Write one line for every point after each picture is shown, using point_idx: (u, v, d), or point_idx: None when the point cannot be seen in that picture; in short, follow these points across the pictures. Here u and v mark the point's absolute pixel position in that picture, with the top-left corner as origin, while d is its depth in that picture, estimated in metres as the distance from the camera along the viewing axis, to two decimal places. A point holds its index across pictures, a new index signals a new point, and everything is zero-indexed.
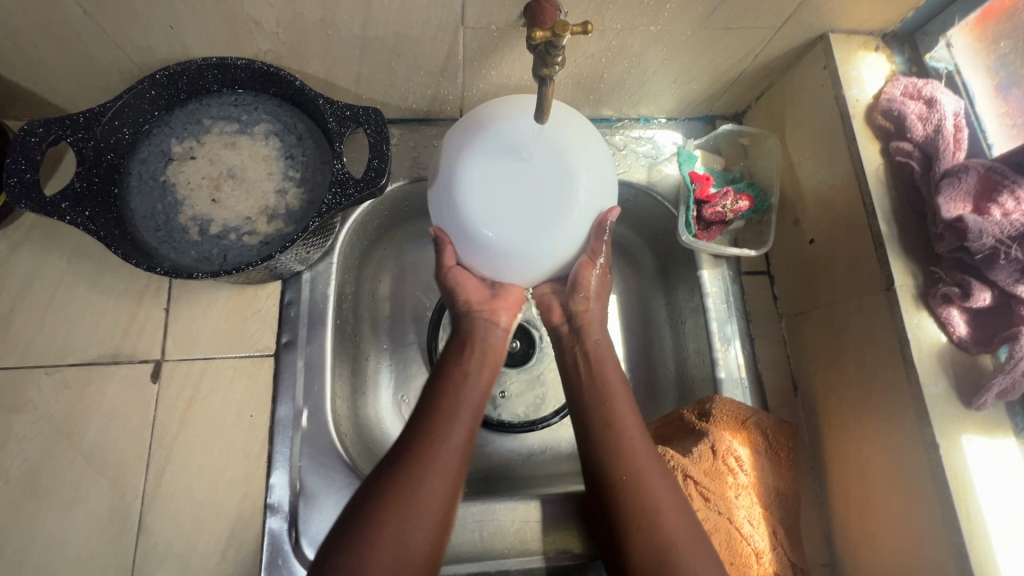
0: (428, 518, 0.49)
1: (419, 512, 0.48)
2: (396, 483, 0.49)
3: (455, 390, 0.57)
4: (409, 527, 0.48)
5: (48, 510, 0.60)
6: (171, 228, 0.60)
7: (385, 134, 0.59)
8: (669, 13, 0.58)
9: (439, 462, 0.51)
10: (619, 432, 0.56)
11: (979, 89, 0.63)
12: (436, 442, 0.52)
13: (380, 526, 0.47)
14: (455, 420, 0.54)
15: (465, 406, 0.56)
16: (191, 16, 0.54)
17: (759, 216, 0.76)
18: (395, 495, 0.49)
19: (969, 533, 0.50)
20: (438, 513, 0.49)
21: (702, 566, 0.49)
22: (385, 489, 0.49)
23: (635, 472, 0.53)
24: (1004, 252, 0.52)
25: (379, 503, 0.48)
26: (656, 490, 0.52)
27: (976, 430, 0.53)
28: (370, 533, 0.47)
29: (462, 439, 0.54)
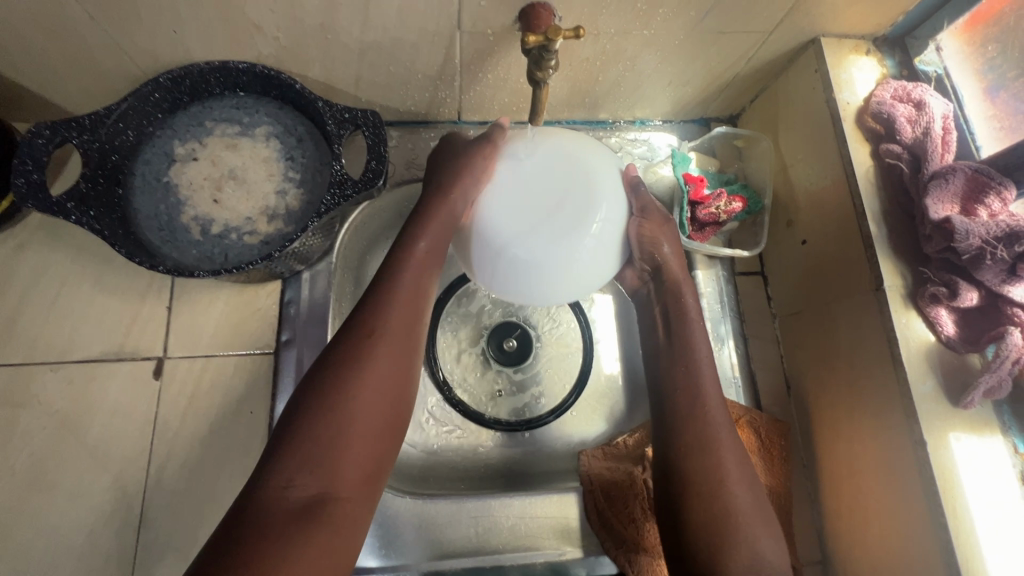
0: (391, 381, 0.48)
1: (383, 372, 0.47)
2: (358, 349, 0.48)
3: (416, 260, 0.54)
4: (369, 388, 0.46)
5: (52, 503, 0.61)
6: (174, 228, 0.61)
7: (383, 136, 0.60)
8: (662, 18, 0.59)
9: (393, 325, 0.50)
10: (703, 409, 0.56)
11: (969, 91, 0.64)
12: (394, 310, 0.50)
13: (344, 392, 0.45)
14: (417, 290, 0.53)
15: (425, 273, 0.55)
16: (193, 21, 0.56)
17: (753, 217, 0.76)
18: (359, 359, 0.47)
19: (956, 528, 0.51)
20: (398, 377, 0.48)
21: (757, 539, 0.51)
22: (349, 355, 0.47)
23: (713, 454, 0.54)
24: (991, 252, 0.52)
25: (344, 369, 0.46)
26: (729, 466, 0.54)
27: (963, 428, 0.54)
28: (341, 401, 0.45)
29: (420, 304, 0.53)
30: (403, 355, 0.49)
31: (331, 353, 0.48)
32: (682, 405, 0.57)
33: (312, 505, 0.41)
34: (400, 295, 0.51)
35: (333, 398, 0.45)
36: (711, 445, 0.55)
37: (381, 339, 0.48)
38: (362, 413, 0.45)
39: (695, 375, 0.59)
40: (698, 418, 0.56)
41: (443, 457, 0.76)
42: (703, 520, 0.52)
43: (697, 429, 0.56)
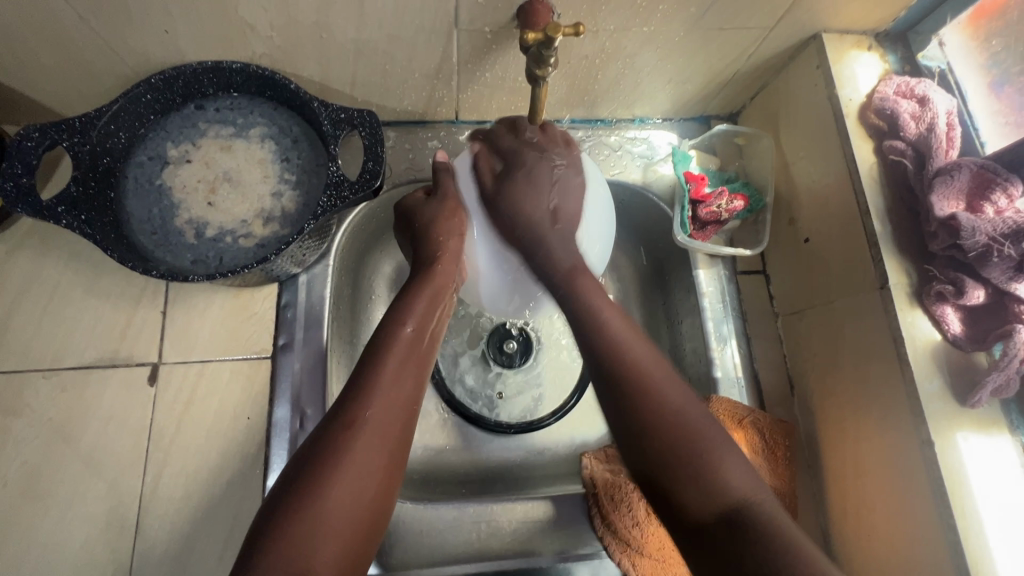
0: (375, 475, 0.46)
1: (367, 461, 0.46)
2: (341, 439, 0.46)
3: (404, 343, 0.54)
4: (360, 472, 0.45)
5: (46, 512, 0.60)
6: (167, 231, 0.60)
7: (379, 136, 0.59)
8: (662, 14, 0.58)
9: (385, 408, 0.49)
10: (616, 342, 0.54)
11: (974, 86, 0.63)
12: (378, 395, 0.49)
13: (324, 484, 0.44)
14: (406, 374, 0.52)
15: (416, 360, 0.54)
16: (185, 21, 0.55)
17: (755, 215, 0.76)
18: (340, 450, 0.46)
19: (964, 529, 0.50)
20: (380, 467, 0.47)
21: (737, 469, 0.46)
22: (331, 444, 0.46)
23: (697, 435, 0.48)
24: (997, 249, 0.52)
25: (325, 458, 0.45)
26: (714, 443, 0.47)
27: (971, 427, 0.53)
28: (319, 494, 0.43)
29: (408, 388, 0.52)
30: (391, 443, 0.48)
31: (312, 441, 0.47)
32: (598, 354, 0.54)
33: None
34: (385, 376, 0.51)
35: (312, 490, 0.43)
36: (645, 375, 0.51)
37: (365, 429, 0.47)
38: (342, 507, 0.44)
39: (588, 303, 0.57)
40: (623, 350, 0.53)
41: (442, 459, 0.75)
42: (668, 465, 0.47)
43: (621, 363, 0.52)
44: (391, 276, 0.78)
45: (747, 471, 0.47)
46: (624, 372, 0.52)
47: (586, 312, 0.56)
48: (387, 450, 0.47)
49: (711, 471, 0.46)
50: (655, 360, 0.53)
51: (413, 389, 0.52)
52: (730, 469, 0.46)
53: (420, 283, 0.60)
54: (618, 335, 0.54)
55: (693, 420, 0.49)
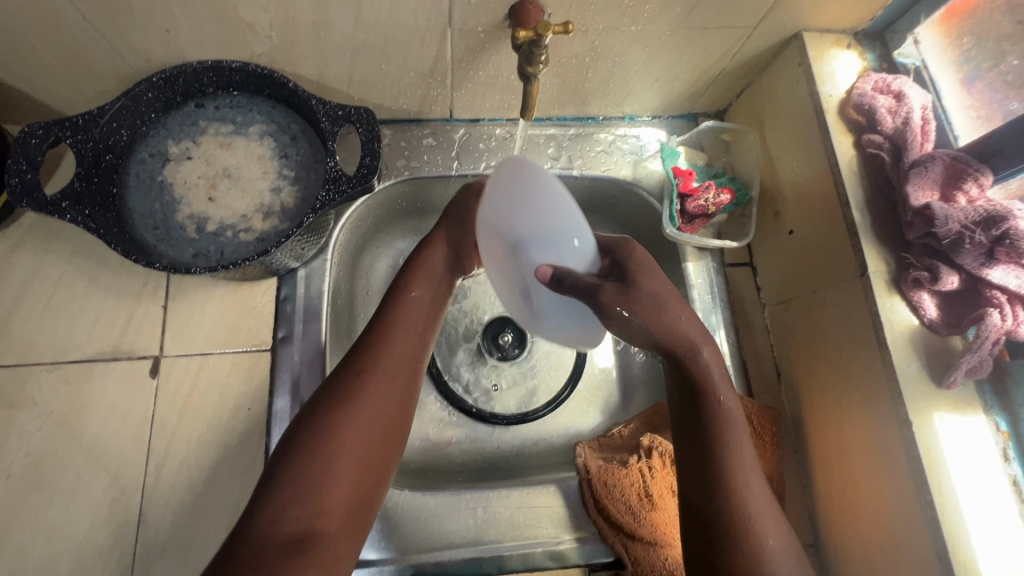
0: (383, 420, 0.50)
1: (375, 406, 0.49)
2: (350, 385, 0.50)
3: (412, 300, 0.57)
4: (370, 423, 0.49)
5: (50, 503, 0.61)
6: (169, 226, 0.61)
7: (376, 132, 0.61)
8: (648, 14, 0.60)
9: (395, 366, 0.52)
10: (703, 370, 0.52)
11: (947, 83, 0.65)
12: (389, 354, 0.52)
13: (334, 424, 0.47)
14: (411, 328, 0.55)
15: (422, 315, 0.57)
16: (186, 21, 0.56)
17: (742, 209, 0.78)
18: (351, 394, 0.49)
19: (941, 505, 0.52)
20: (387, 412, 0.50)
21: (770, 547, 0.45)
22: (342, 392, 0.49)
23: (738, 479, 0.48)
24: (969, 236, 0.54)
25: (337, 403, 0.48)
26: (740, 463, 0.49)
27: (947, 407, 0.55)
28: (333, 442, 0.46)
29: (415, 349, 0.55)
30: (397, 392, 0.51)
31: (324, 389, 0.50)
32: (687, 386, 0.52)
33: (301, 538, 0.42)
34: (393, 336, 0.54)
35: (325, 428, 0.47)
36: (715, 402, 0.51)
37: (373, 376, 0.50)
38: (351, 446, 0.47)
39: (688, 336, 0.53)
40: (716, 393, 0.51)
41: (439, 449, 0.76)
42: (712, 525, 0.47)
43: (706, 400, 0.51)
44: (386, 275, 0.81)
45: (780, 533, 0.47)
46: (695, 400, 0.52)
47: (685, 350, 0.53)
48: (394, 398, 0.51)
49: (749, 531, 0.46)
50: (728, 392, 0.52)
51: (418, 344, 0.55)
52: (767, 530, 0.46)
53: (422, 257, 0.61)
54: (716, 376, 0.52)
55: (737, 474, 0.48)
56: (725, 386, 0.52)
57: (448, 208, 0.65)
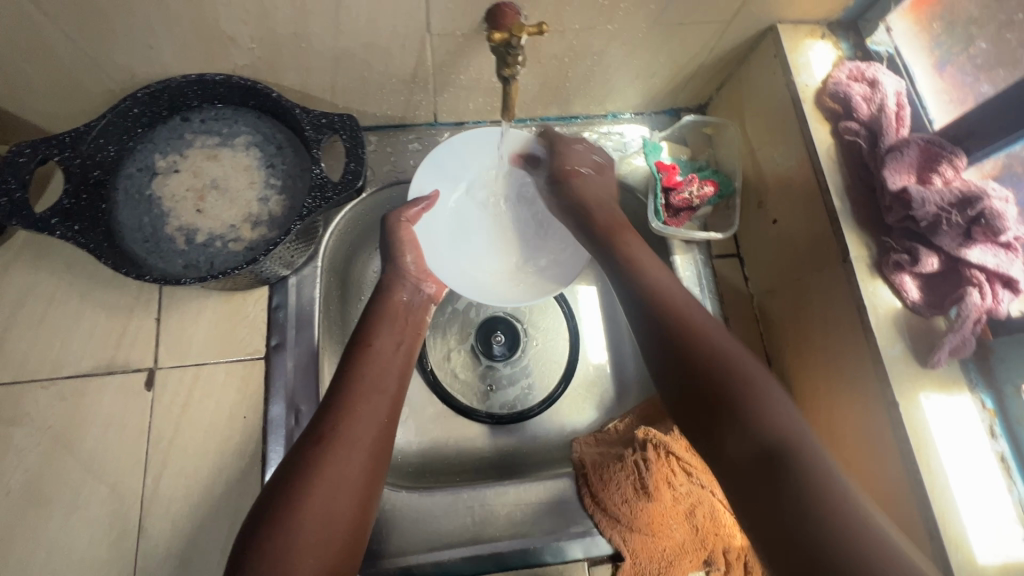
0: (349, 485, 0.50)
1: (341, 465, 0.50)
2: (315, 450, 0.50)
3: (375, 363, 0.59)
4: (334, 491, 0.49)
5: (50, 518, 0.61)
6: (158, 238, 0.62)
7: (360, 138, 0.62)
8: (624, 12, 0.61)
9: (364, 432, 0.53)
10: (656, 295, 0.60)
11: (921, 68, 0.66)
12: (353, 414, 0.53)
13: (302, 488, 0.48)
14: (375, 391, 0.56)
15: (388, 375, 0.59)
16: (168, 35, 0.57)
17: (726, 200, 0.79)
18: (313, 468, 0.49)
19: (930, 483, 0.53)
20: (353, 474, 0.50)
21: (778, 400, 0.50)
22: (303, 463, 0.49)
23: (697, 340, 0.55)
24: (946, 218, 0.55)
25: (301, 472, 0.49)
26: (718, 345, 0.55)
27: (932, 387, 0.56)
28: (294, 510, 0.47)
29: (385, 409, 0.56)
30: (364, 454, 0.52)
31: (290, 456, 0.51)
32: (643, 305, 0.60)
33: None
34: (354, 394, 0.55)
35: (291, 497, 0.47)
36: (686, 316, 0.58)
37: (335, 446, 0.51)
38: (319, 511, 0.47)
39: (631, 256, 0.65)
40: (671, 301, 0.59)
41: (437, 451, 0.77)
42: (724, 399, 0.51)
43: (664, 308, 0.59)
44: (377, 281, 0.82)
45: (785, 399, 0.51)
46: (661, 317, 0.58)
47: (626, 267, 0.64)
48: (359, 460, 0.51)
49: (755, 399, 0.50)
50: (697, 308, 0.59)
51: (387, 404, 0.56)
52: (774, 396, 0.51)
53: (378, 311, 0.65)
54: (659, 281, 0.62)
55: (725, 359, 0.53)
56: (677, 287, 0.61)
57: (395, 252, 0.69)
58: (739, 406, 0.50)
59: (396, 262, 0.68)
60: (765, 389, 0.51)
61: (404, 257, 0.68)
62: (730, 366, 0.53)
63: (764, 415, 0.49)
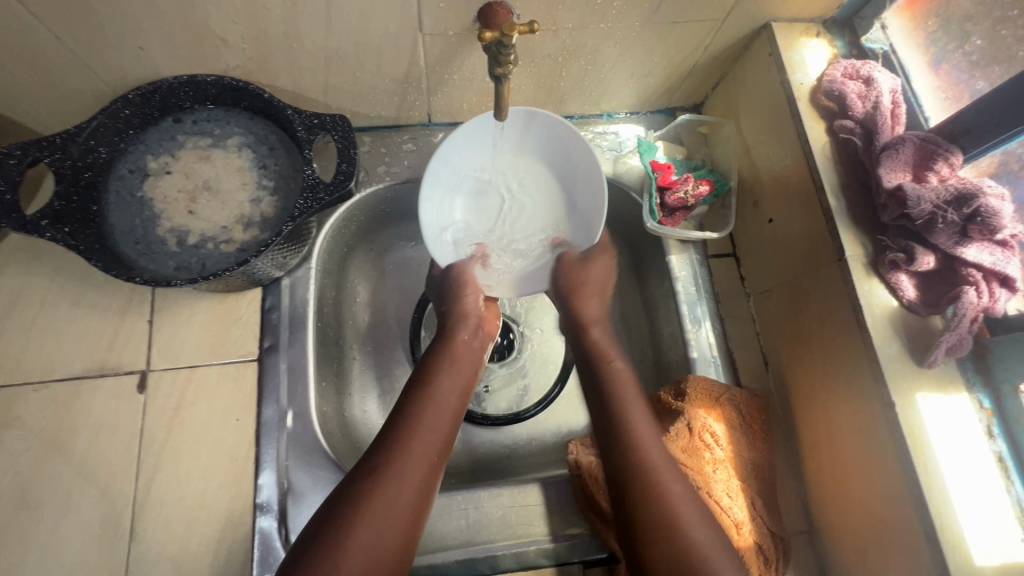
0: (397, 519, 0.49)
1: (391, 502, 0.49)
2: (366, 485, 0.50)
3: (434, 398, 0.58)
4: (381, 525, 0.48)
5: (41, 521, 0.61)
6: (150, 240, 0.62)
7: (352, 139, 0.62)
8: (617, 11, 0.61)
9: (417, 467, 0.52)
10: (609, 367, 0.63)
11: (915, 66, 0.66)
12: (408, 448, 0.53)
13: (349, 525, 0.47)
14: (432, 427, 0.55)
15: (443, 412, 0.57)
16: (158, 36, 0.57)
17: (721, 200, 0.78)
18: (361, 500, 0.49)
19: (927, 485, 0.52)
20: (402, 511, 0.49)
21: (699, 533, 0.50)
22: (354, 493, 0.49)
23: (627, 425, 0.57)
24: (942, 216, 0.54)
25: (350, 509, 0.48)
26: (656, 453, 0.55)
27: (929, 387, 0.56)
28: (342, 542, 0.46)
29: (439, 443, 0.55)
30: (413, 491, 0.51)
31: (341, 489, 0.50)
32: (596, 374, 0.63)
33: None
34: (411, 429, 0.54)
35: (336, 534, 0.47)
36: (621, 393, 0.60)
37: (387, 479, 0.50)
38: (364, 547, 0.47)
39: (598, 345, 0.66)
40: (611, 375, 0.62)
41: None
42: (634, 487, 0.53)
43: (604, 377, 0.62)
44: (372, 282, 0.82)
45: (715, 536, 0.51)
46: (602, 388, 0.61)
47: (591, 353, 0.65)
48: (410, 494, 0.50)
49: (677, 527, 0.50)
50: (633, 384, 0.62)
51: (441, 442, 0.55)
52: (698, 530, 0.51)
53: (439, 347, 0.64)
54: (618, 372, 0.63)
55: (648, 462, 0.54)
56: (631, 388, 0.61)
57: (457, 288, 0.68)
58: (658, 540, 0.50)
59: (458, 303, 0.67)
60: (687, 518, 0.51)
61: (466, 294, 0.67)
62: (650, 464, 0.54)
63: (688, 546, 0.50)
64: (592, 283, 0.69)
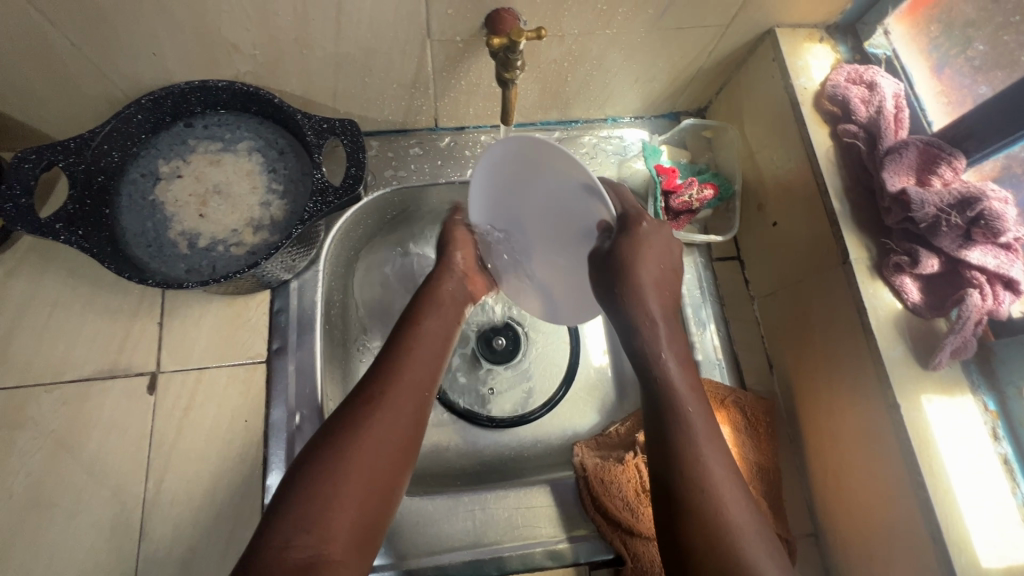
0: (391, 443, 0.50)
1: (384, 427, 0.50)
2: (362, 410, 0.51)
3: (422, 335, 0.59)
4: (378, 445, 0.49)
5: (52, 521, 0.61)
6: (161, 243, 0.63)
7: (360, 143, 0.62)
8: (622, 17, 0.62)
9: (408, 396, 0.53)
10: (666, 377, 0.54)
11: (918, 71, 0.67)
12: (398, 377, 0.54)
13: (343, 447, 0.48)
14: (418, 361, 0.56)
15: (426, 349, 0.58)
16: (171, 43, 0.58)
17: (726, 203, 0.79)
18: (357, 424, 0.50)
19: (933, 486, 0.52)
20: (396, 437, 0.51)
21: None
22: (349, 418, 0.50)
23: (693, 453, 0.50)
24: (945, 219, 0.55)
25: (342, 436, 0.49)
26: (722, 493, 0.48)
27: (934, 389, 0.56)
28: (340, 460, 0.47)
29: (425, 374, 0.56)
30: (406, 420, 0.52)
31: (336, 414, 0.51)
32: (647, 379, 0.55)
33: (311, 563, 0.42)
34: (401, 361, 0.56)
35: (330, 455, 0.47)
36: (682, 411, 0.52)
37: (381, 406, 0.51)
38: (360, 468, 0.47)
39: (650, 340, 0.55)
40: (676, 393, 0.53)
41: (438, 454, 0.77)
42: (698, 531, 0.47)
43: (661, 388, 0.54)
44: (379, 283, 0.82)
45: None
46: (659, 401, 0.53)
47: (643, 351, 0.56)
48: (404, 419, 0.52)
49: None
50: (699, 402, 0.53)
51: (427, 375, 0.56)
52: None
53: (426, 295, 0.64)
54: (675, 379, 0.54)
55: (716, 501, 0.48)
56: (694, 402, 0.53)
57: (445, 246, 0.69)
58: None
59: (446, 257, 0.68)
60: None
61: (454, 252, 0.68)
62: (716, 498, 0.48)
63: None
64: (647, 280, 0.55)
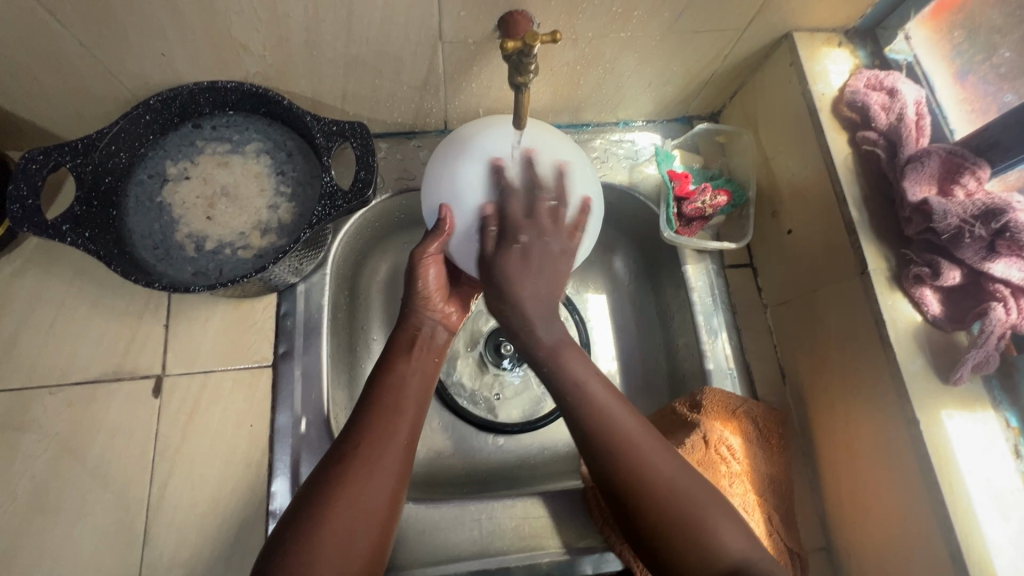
0: (365, 511, 0.49)
1: (339, 549, 0.47)
2: (332, 475, 0.50)
3: (395, 383, 0.57)
4: (351, 514, 0.48)
5: (56, 525, 0.61)
6: (168, 246, 0.62)
7: (371, 147, 0.61)
8: (638, 20, 0.60)
9: (384, 457, 0.51)
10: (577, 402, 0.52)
11: (940, 77, 0.65)
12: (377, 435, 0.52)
13: None
14: (393, 414, 0.54)
15: (406, 397, 0.56)
16: (180, 42, 0.57)
17: (739, 209, 0.78)
18: (330, 490, 0.49)
19: (953, 505, 0.51)
20: (370, 503, 0.49)
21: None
22: (323, 484, 0.49)
23: (644, 487, 0.49)
24: (969, 230, 0.54)
25: (313, 506, 0.48)
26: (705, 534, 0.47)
27: (954, 404, 0.55)
28: (312, 535, 0.46)
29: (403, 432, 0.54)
30: (385, 481, 0.51)
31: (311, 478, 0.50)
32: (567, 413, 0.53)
33: None
34: (375, 416, 0.54)
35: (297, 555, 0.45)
36: (613, 435, 0.51)
37: (355, 468, 0.50)
38: (334, 542, 0.46)
39: (570, 373, 0.53)
40: (600, 420, 0.51)
41: (443, 462, 0.76)
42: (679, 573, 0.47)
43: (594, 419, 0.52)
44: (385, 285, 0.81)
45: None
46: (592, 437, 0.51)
47: (571, 387, 0.53)
48: (380, 483, 0.50)
49: None
50: (630, 418, 0.52)
51: (405, 427, 0.54)
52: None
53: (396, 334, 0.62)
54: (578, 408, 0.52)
55: (678, 522, 0.48)
56: (620, 413, 0.52)
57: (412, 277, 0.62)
58: None
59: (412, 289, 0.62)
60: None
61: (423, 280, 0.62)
62: (701, 519, 0.48)
63: None
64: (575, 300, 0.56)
